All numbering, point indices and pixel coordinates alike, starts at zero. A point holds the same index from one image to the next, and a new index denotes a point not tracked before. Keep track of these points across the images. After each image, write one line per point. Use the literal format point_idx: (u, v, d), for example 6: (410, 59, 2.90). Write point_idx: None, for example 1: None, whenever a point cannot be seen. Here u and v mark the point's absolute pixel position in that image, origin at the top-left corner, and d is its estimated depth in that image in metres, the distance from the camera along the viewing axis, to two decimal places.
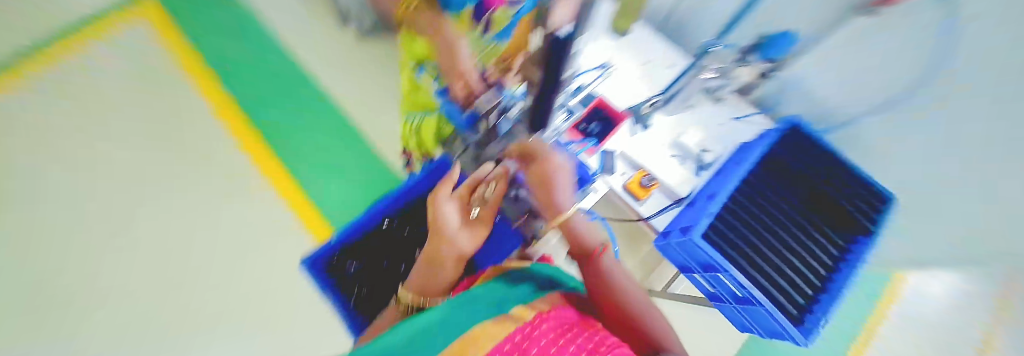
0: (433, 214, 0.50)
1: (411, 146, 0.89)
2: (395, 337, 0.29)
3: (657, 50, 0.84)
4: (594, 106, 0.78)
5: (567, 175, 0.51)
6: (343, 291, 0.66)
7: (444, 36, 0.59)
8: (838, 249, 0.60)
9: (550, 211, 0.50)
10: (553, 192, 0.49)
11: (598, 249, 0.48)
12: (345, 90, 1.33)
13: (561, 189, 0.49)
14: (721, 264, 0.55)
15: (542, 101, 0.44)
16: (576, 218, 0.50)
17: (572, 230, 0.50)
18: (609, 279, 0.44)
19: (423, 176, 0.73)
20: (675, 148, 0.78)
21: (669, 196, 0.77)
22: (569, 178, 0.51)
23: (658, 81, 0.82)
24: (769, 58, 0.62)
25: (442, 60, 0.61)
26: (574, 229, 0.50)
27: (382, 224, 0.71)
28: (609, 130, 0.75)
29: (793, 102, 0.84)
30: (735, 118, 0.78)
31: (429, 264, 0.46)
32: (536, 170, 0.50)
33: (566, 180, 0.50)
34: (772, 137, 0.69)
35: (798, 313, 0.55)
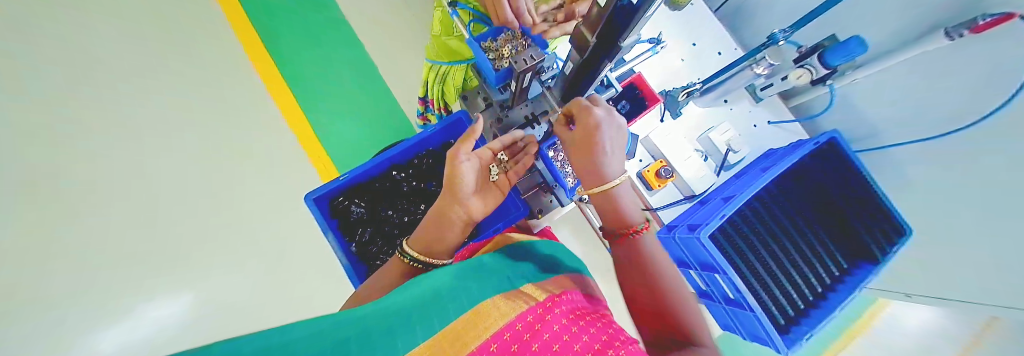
0: (450, 170, 0.48)
1: (433, 92, 0.93)
2: (411, 296, 0.30)
3: (710, 33, 0.78)
4: (628, 82, 0.71)
5: (612, 133, 0.45)
6: (344, 234, 0.66)
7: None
8: (839, 271, 0.60)
9: (590, 180, 0.46)
10: (594, 155, 0.45)
11: (638, 227, 0.44)
12: (376, 36, 1.37)
13: (601, 153, 0.44)
14: (723, 268, 0.54)
15: (590, 63, 0.41)
16: (622, 190, 0.46)
17: (615, 202, 0.45)
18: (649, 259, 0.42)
19: (438, 130, 0.70)
20: (701, 143, 0.76)
21: (682, 191, 0.76)
22: (617, 143, 0.46)
23: (700, 68, 0.79)
24: (831, 63, 0.55)
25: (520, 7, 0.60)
26: (617, 200, 0.45)
27: (390, 172, 0.70)
28: (640, 111, 0.69)
29: (833, 115, 0.80)
30: (770, 122, 0.75)
31: (442, 219, 0.48)
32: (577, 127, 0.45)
33: (612, 143, 0.45)
34: (809, 146, 0.63)
35: (785, 323, 0.57)
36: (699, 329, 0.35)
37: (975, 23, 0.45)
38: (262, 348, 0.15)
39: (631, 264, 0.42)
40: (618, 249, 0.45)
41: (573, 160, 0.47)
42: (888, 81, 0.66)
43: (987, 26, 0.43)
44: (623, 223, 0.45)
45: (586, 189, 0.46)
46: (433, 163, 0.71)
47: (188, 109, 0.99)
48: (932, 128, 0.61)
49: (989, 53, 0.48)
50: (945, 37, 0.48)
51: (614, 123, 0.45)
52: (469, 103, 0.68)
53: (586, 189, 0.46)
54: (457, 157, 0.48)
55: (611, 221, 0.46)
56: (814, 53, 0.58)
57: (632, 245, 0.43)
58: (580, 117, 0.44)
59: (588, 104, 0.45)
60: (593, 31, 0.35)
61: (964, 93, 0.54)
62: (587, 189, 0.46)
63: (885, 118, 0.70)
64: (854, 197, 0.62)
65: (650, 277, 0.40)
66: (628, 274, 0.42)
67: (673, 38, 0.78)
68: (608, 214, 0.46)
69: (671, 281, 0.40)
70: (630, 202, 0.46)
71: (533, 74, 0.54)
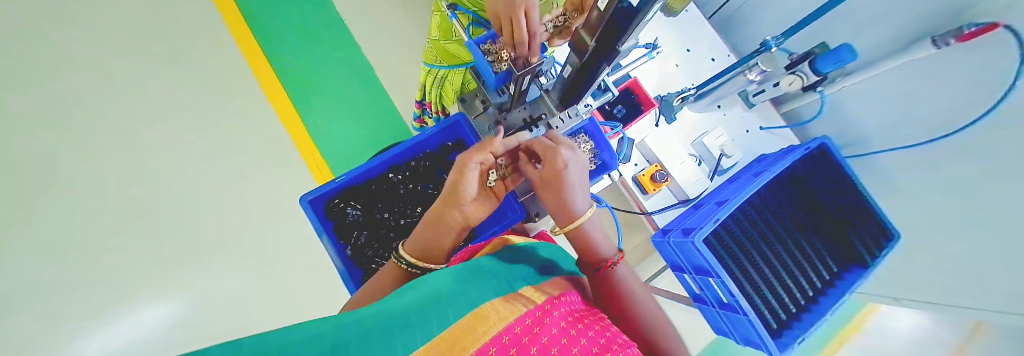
0: (456, 176, 0.47)
1: (430, 95, 0.93)
2: (409, 299, 0.30)
3: (705, 40, 0.79)
4: (624, 88, 0.72)
5: (579, 173, 0.46)
6: (338, 237, 0.65)
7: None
8: (829, 276, 0.60)
9: (561, 217, 0.47)
10: (564, 196, 0.46)
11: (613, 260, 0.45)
12: (374, 39, 1.37)
13: (571, 193, 0.46)
14: (717, 272, 0.54)
15: (589, 67, 0.42)
16: (592, 224, 0.47)
17: (586, 237, 0.46)
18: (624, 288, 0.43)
19: (435, 133, 0.70)
20: (695, 147, 0.77)
21: (677, 196, 0.77)
22: (582, 178, 0.47)
23: (694, 74, 0.80)
24: (820, 71, 0.57)
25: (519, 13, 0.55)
26: (589, 236, 0.46)
27: (387, 174, 0.70)
28: (634, 116, 0.70)
29: (822, 121, 0.82)
30: (762, 127, 0.76)
31: (439, 224, 0.48)
32: (545, 169, 0.46)
33: (578, 180, 0.46)
34: (801, 152, 0.64)
35: (777, 327, 0.57)
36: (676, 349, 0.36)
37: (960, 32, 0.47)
38: (260, 351, 0.15)
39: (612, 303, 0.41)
40: (591, 283, 0.46)
41: (543, 199, 0.48)
42: (877, 88, 0.68)
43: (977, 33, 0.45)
44: (596, 258, 0.45)
45: (559, 227, 0.48)
46: (430, 165, 0.70)
47: (182, 106, 0.97)
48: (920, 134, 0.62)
49: (976, 60, 0.49)
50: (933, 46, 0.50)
51: (578, 160, 0.47)
52: (467, 105, 0.69)
53: (558, 227, 0.48)
54: (468, 164, 0.47)
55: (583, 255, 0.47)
56: (805, 60, 0.59)
57: (612, 278, 0.44)
58: (546, 164, 0.46)
59: (553, 144, 0.46)
60: (593, 35, 0.36)
61: (951, 99, 0.55)
62: (560, 227, 0.48)
63: (873, 125, 0.71)
64: (842, 202, 0.63)
65: (629, 313, 0.40)
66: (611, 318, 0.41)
67: (669, 44, 0.79)
68: (579, 248, 0.47)
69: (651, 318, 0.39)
70: (599, 234, 0.47)
71: (532, 77, 0.54)
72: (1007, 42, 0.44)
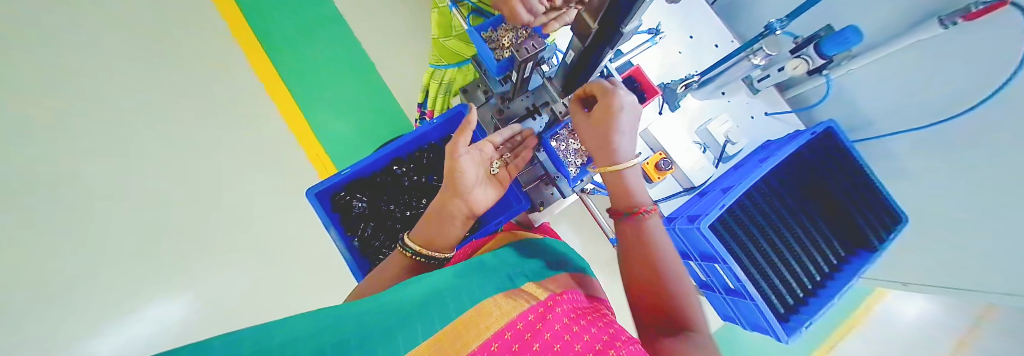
0: (450, 165, 0.48)
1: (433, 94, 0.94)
2: (412, 294, 0.30)
3: (707, 25, 0.78)
4: (627, 75, 0.70)
5: (632, 120, 0.45)
6: (345, 229, 0.66)
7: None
8: (835, 260, 0.60)
9: (603, 157, 0.46)
10: (612, 138, 0.44)
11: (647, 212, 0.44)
12: (372, 34, 1.36)
13: (620, 136, 0.44)
14: (725, 258, 0.54)
15: (590, 49, 0.42)
16: (632, 172, 0.45)
17: (625, 183, 0.45)
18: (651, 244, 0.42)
19: (437, 125, 0.70)
20: (699, 135, 0.76)
21: (681, 183, 0.76)
22: (635, 126, 0.45)
23: (697, 60, 0.79)
24: (825, 53, 0.57)
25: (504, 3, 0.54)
26: (626, 183, 0.45)
27: (390, 167, 0.70)
28: (640, 102, 0.68)
29: (828, 106, 0.79)
30: (767, 113, 0.75)
31: (441, 216, 0.48)
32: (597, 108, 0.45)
33: (631, 126, 0.45)
34: (806, 138, 0.63)
35: (785, 312, 0.57)
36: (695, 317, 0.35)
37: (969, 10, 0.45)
38: (266, 347, 0.15)
39: (639, 257, 0.41)
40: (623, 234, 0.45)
41: (586, 139, 0.48)
42: (886, 76, 0.66)
43: (979, 14, 0.44)
44: (634, 204, 0.44)
45: (598, 167, 0.47)
46: (434, 157, 0.71)
47: (184, 108, 0.98)
48: (924, 118, 0.62)
49: (987, 38, 0.48)
50: (942, 25, 0.49)
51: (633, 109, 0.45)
52: (469, 96, 0.68)
53: (598, 167, 0.47)
54: (457, 150, 0.48)
55: (616, 205, 0.46)
56: (810, 43, 0.59)
57: (640, 227, 0.43)
58: (602, 99, 0.45)
59: (612, 86, 0.45)
60: (595, 16, 0.35)
61: (963, 81, 0.54)
62: (600, 167, 0.46)
63: (878, 111, 0.70)
64: (851, 189, 0.63)
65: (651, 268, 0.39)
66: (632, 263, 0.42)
67: (671, 31, 0.78)
68: (615, 197, 0.46)
69: (679, 293, 0.37)
70: (640, 187, 0.45)
71: (533, 64, 0.53)
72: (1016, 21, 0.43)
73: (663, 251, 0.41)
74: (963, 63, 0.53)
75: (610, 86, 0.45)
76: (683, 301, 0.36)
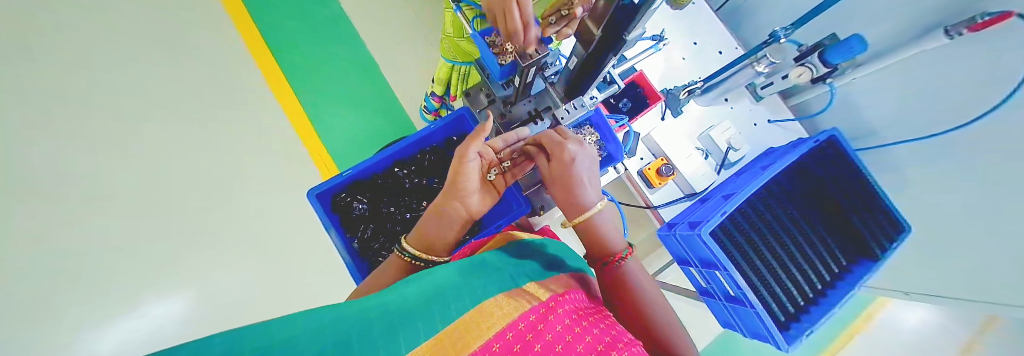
0: (455, 169, 0.48)
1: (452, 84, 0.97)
2: (413, 293, 0.30)
3: (712, 32, 0.78)
4: (630, 80, 0.72)
5: (588, 165, 0.47)
6: (346, 230, 0.66)
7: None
8: (837, 269, 0.60)
9: (572, 210, 0.47)
10: (577, 189, 0.46)
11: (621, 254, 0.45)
12: (376, 36, 1.38)
13: (582, 185, 0.46)
14: (725, 265, 0.54)
15: (592, 56, 0.43)
16: (601, 218, 0.46)
17: (594, 230, 0.46)
18: (630, 282, 0.43)
19: (438, 128, 0.71)
20: (701, 142, 0.76)
21: (683, 189, 0.76)
22: (593, 177, 0.47)
23: (701, 67, 0.79)
24: (831, 62, 0.56)
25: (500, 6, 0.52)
26: (597, 229, 0.46)
27: (392, 169, 0.70)
28: (642, 109, 0.69)
29: (830, 114, 0.80)
30: (770, 120, 0.75)
31: (441, 218, 0.49)
32: (556, 162, 0.46)
33: (589, 175, 0.47)
34: (809, 146, 0.63)
35: (785, 320, 0.57)
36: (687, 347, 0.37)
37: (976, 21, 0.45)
38: (264, 347, 0.15)
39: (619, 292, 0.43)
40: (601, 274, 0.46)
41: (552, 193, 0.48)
42: (890, 85, 0.66)
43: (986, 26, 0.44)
44: (606, 251, 0.45)
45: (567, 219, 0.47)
46: (435, 159, 0.71)
47: (189, 105, 0.99)
48: (927, 127, 0.62)
49: (991, 47, 0.48)
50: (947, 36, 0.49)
51: (587, 155, 0.47)
52: (472, 99, 0.68)
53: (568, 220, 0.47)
54: (466, 155, 0.47)
55: (592, 251, 0.47)
56: (814, 52, 0.59)
57: (617, 270, 0.44)
58: (554, 154, 0.46)
59: (562, 138, 0.47)
60: (599, 23, 0.36)
61: (968, 89, 0.53)
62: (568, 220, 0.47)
63: (881, 119, 0.70)
64: (856, 198, 0.62)
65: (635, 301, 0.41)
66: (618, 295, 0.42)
67: (674, 36, 0.78)
68: (587, 241, 0.47)
69: (664, 318, 0.40)
70: (610, 227, 0.47)
71: (536, 69, 0.54)
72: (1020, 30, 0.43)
73: (642, 287, 0.43)
74: (968, 72, 0.52)
75: (561, 139, 0.47)
76: (672, 333, 0.38)
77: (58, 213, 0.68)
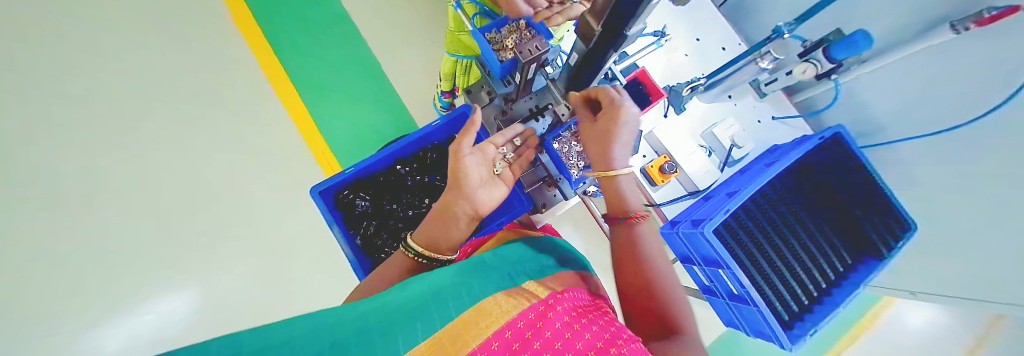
0: (454, 165, 0.48)
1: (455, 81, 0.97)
2: (411, 294, 0.30)
3: (714, 28, 0.78)
4: (632, 77, 0.70)
5: (634, 132, 0.45)
6: (349, 227, 0.66)
7: None
8: (842, 268, 0.59)
9: (600, 164, 0.46)
10: (612, 147, 0.44)
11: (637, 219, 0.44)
12: (376, 32, 1.37)
13: (620, 146, 0.45)
14: (729, 263, 0.54)
15: (594, 52, 0.43)
16: (627, 181, 0.45)
17: (618, 189, 0.45)
18: (642, 247, 0.42)
19: (441, 126, 0.70)
20: (705, 138, 0.75)
21: (686, 187, 0.75)
22: (633, 139, 0.46)
23: (704, 64, 0.78)
24: (835, 58, 0.56)
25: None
26: (621, 190, 0.45)
27: (394, 166, 0.70)
28: (645, 105, 0.68)
29: (836, 111, 0.79)
30: (774, 117, 0.75)
31: (444, 216, 0.48)
32: (604, 117, 0.45)
33: (630, 138, 0.45)
34: (814, 142, 0.62)
35: (790, 319, 0.56)
36: (687, 322, 0.35)
37: (981, 15, 0.45)
38: (258, 348, 0.15)
39: (625, 260, 0.42)
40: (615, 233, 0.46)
41: (586, 145, 0.48)
42: (895, 81, 0.65)
43: (991, 21, 0.43)
44: (625, 209, 0.44)
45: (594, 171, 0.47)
46: (438, 157, 0.71)
47: (190, 106, 1.00)
48: (932, 125, 0.61)
49: (995, 45, 0.47)
50: (951, 30, 0.48)
51: (635, 119, 0.45)
52: (473, 97, 0.68)
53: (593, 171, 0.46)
54: (460, 151, 0.48)
55: (614, 206, 0.46)
56: (819, 47, 0.59)
57: (630, 234, 0.43)
58: (607, 110, 0.45)
59: (617, 96, 0.45)
60: (600, 19, 0.35)
61: (976, 86, 0.53)
62: (596, 172, 0.46)
63: (888, 115, 0.69)
64: (862, 197, 0.62)
65: (643, 274, 0.39)
66: (622, 266, 0.42)
67: (676, 33, 0.78)
68: (608, 201, 0.46)
69: (673, 289, 0.38)
70: (633, 194, 0.46)
71: (537, 66, 0.53)
72: None
73: (654, 252, 0.42)
74: (972, 71, 0.52)
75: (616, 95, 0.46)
76: (673, 306, 0.36)
77: (60, 213, 0.68)
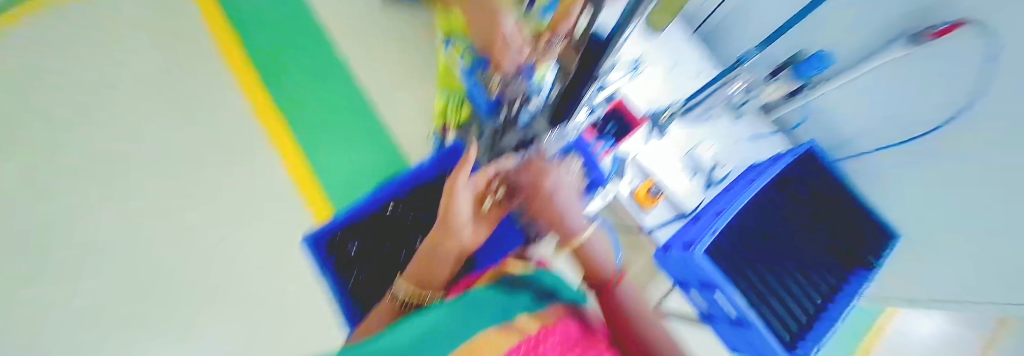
0: (446, 202, 0.50)
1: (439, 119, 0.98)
2: (401, 336, 0.27)
3: (685, 56, 0.81)
4: (612, 107, 0.73)
5: (568, 195, 0.49)
6: (340, 274, 0.65)
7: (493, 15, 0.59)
8: (833, 282, 0.60)
9: (563, 236, 0.47)
10: (559, 218, 0.46)
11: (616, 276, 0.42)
12: None
13: (566, 213, 0.47)
14: (720, 284, 0.55)
15: (574, 88, 0.48)
16: (592, 244, 0.46)
17: (588, 256, 0.46)
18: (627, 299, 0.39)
19: (431, 164, 0.73)
20: (688, 161, 0.77)
21: (673, 209, 0.77)
22: (574, 205, 0.49)
23: (683, 88, 0.78)
24: (802, 78, 0.62)
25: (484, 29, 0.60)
26: (589, 254, 0.45)
27: (384, 208, 0.71)
28: (625, 134, 0.73)
29: (810, 126, 0.82)
30: (750, 137, 0.78)
31: (435, 253, 0.49)
32: (532, 193, 0.48)
33: (568, 203, 0.48)
34: (789, 158, 0.65)
35: (792, 340, 0.55)
36: None
37: (935, 30, 0.47)
38: None
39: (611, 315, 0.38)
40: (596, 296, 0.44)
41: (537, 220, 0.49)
42: (861, 97, 0.68)
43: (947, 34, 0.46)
44: (599, 273, 0.43)
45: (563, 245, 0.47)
46: (428, 197, 0.73)
47: None
48: (893, 135, 0.65)
49: (940, 62, 0.49)
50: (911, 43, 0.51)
51: (561, 185, 0.49)
52: (466, 133, 0.72)
53: (564, 245, 0.47)
54: (455, 185, 0.50)
55: (590, 274, 0.44)
56: (784, 69, 0.65)
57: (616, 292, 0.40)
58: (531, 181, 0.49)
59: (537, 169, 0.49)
60: (575, 58, 0.41)
61: (933, 99, 0.55)
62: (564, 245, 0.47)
63: (858, 130, 0.72)
64: (843, 212, 0.64)
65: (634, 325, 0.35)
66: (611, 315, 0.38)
67: (653, 62, 0.76)
68: (582, 265, 0.46)
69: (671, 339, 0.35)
70: (601, 253, 0.46)
71: (524, 100, 0.57)
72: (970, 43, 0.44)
73: (647, 315, 0.39)
74: (930, 90, 0.53)
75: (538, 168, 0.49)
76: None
77: None
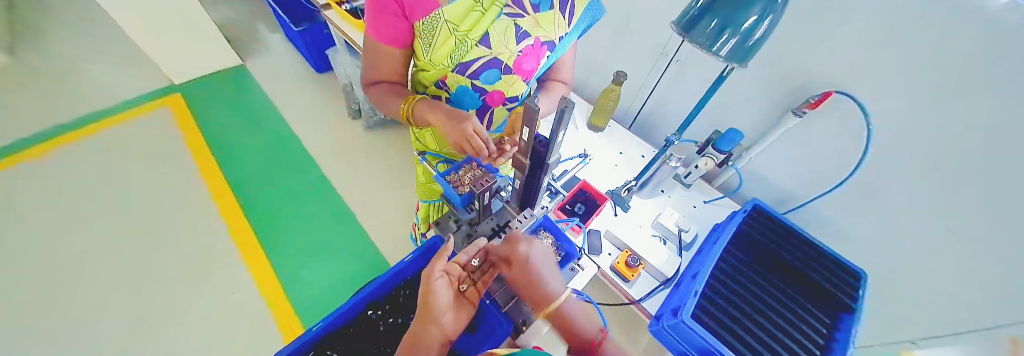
0: (424, 289, 0.49)
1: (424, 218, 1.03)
2: None
3: (628, 143, 1.00)
4: (578, 189, 0.83)
5: (546, 260, 0.51)
6: None
7: (455, 113, 0.63)
8: (825, 329, 0.59)
9: (543, 305, 0.48)
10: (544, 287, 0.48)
11: (598, 338, 0.47)
12: (350, 187, 1.55)
13: (547, 280, 0.49)
14: (720, 348, 0.53)
15: (531, 178, 0.54)
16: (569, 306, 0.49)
17: (567, 320, 0.48)
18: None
19: (413, 260, 0.71)
20: (656, 228, 0.84)
21: (657, 277, 0.78)
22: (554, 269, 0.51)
23: (633, 170, 0.95)
24: (723, 150, 0.72)
25: (451, 130, 0.63)
26: (568, 318, 0.48)
27: (365, 312, 0.67)
28: (593, 210, 0.79)
29: (746, 188, 0.95)
30: (705, 201, 0.88)
31: (415, 345, 0.46)
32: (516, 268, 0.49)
33: (548, 269, 0.50)
34: (740, 216, 0.75)
35: None
36: None
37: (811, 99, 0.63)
38: None
39: None
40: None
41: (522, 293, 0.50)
42: (774, 159, 0.84)
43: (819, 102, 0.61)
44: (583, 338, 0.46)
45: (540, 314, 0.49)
46: (410, 293, 0.71)
47: None
48: (821, 185, 0.78)
49: (828, 116, 0.66)
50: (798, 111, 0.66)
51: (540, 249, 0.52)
52: (442, 227, 0.73)
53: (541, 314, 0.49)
54: (432, 273, 0.49)
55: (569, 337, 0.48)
56: (708, 145, 0.76)
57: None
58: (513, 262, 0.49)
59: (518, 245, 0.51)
60: (525, 155, 0.47)
61: (832, 146, 0.70)
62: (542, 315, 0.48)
63: (787, 184, 0.85)
64: (804, 258, 0.69)
65: None
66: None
67: (598, 152, 0.98)
68: (562, 330, 0.48)
69: None
70: (580, 314, 0.49)
71: (491, 193, 0.62)
72: (844, 102, 0.62)
73: None
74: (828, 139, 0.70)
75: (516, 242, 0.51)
76: None
77: None
